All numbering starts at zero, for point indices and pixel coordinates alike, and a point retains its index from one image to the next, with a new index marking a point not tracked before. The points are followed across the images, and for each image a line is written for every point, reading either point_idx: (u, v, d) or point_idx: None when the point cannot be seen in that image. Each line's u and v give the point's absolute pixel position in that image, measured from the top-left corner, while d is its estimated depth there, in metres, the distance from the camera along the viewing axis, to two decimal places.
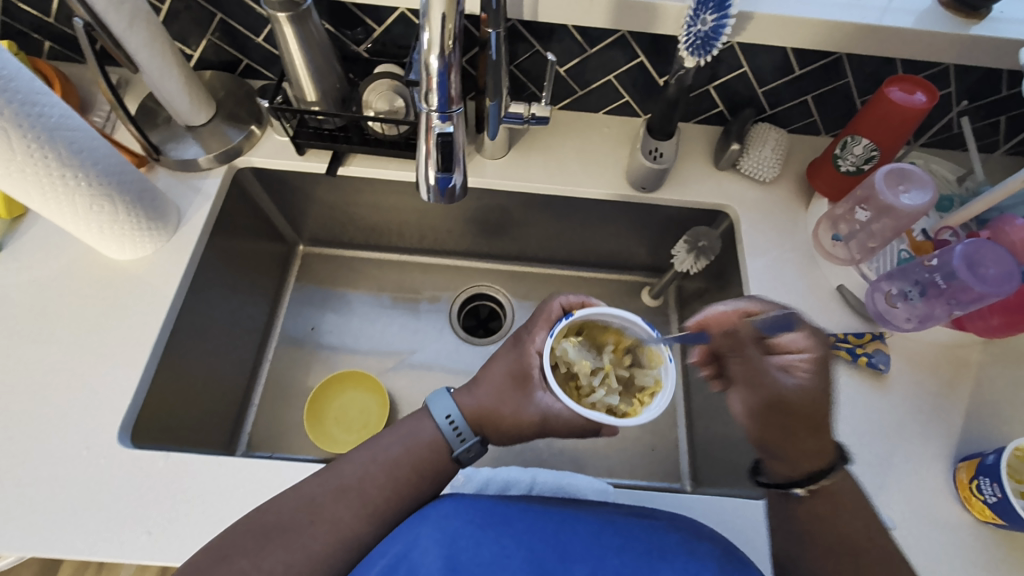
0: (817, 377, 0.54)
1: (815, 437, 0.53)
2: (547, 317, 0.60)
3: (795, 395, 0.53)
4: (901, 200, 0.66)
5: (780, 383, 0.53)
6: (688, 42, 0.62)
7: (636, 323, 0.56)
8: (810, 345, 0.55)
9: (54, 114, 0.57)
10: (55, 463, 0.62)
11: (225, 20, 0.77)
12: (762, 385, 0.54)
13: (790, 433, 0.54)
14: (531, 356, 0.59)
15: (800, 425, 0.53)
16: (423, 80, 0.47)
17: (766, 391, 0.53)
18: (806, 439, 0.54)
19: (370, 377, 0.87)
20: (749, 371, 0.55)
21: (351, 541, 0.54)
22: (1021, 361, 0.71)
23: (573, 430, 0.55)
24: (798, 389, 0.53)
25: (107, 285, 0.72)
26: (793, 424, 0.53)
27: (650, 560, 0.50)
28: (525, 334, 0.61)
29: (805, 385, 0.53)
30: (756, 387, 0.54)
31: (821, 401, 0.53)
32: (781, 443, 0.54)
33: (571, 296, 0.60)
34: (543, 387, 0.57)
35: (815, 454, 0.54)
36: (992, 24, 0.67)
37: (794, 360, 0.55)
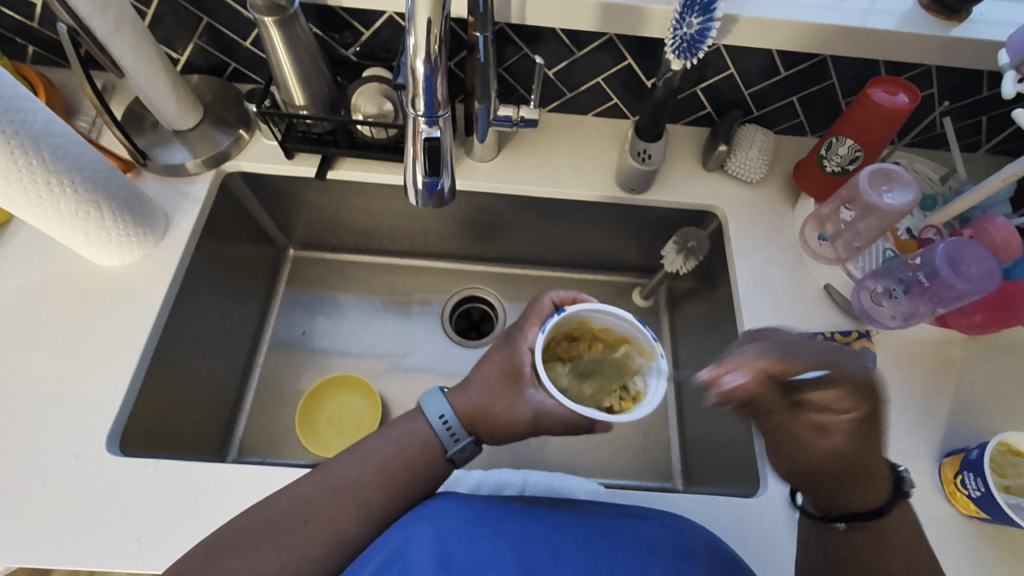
0: (852, 433, 0.55)
1: (860, 487, 0.55)
2: (539, 313, 0.60)
3: (834, 454, 0.55)
4: (885, 199, 0.67)
5: (816, 443, 0.56)
6: (674, 45, 0.62)
7: (627, 320, 0.55)
8: (852, 405, 0.56)
9: (38, 120, 0.57)
10: (42, 472, 0.61)
11: (212, 24, 0.76)
12: (798, 444, 0.57)
13: (835, 483, 0.56)
14: (523, 352, 0.58)
15: (844, 478, 0.55)
16: (410, 85, 0.47)
17: (804, 452, 0.57)
18: (848, 487, 0.55)
19: (362, 382, 0.86)
20: (784, 430, 0.58)
21: (346, 543, 0.54)
22: (1004, 358, 0.72)
23: (566, 425, 0.56)
24: (837, 449, 0.55)
25: (94, 292, 0.71)
26: (836, 478, 0.55)
27: (642, 559, 0.50)
28: (517, 330, 0.61)
29: (843, 445, 0.55)
30: (793, 446, 0.58)
31: (863, 455, 0.55)
32: (827, 492, 0.56)
33: (562, 291, 0.60)
34: (535, 385, 0.57)
35: (858, 499, 0.55)
36: (972, 26, 0.69)
37: (833, 418, 0.56)
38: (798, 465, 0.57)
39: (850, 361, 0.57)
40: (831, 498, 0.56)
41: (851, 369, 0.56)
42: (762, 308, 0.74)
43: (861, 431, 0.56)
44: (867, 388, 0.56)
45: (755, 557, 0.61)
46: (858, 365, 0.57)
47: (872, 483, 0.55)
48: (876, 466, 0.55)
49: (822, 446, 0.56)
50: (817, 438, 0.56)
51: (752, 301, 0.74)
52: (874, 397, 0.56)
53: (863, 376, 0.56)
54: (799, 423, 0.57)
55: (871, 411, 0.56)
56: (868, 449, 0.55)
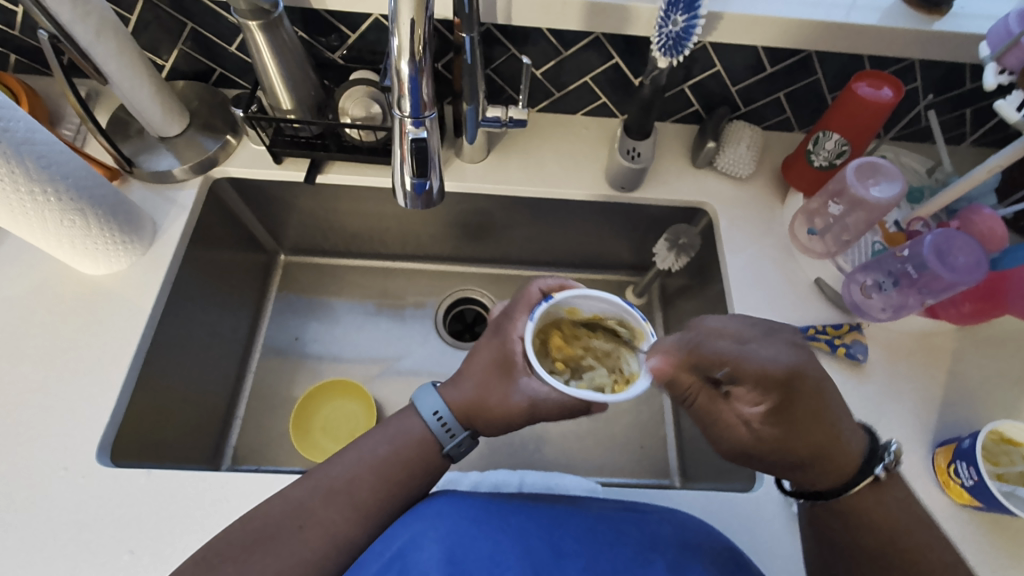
0: (778, 424, 0.51)
1: (819, 471, 0.53)
2: (527, 302, 0.59)
3: (755, 441, 0.52)
4: (872, 192, 0.67)
5: (740, 434, 0.53)
6: (659, 44, 0.63)
7: (613, 303, 0.55)
8: (761, 399, 0.50)
9: (20, 129, 0.56)
10: (30, 485, 0.60)
11: (197, 29, 0.76)
12: (722, 428, 0.54)
13: (790, 468, 0.53)
14: (514, 342, 0.58)
15: (797, 463, 0.53)
16: (396, 86, 0.47)
17: (726, 436, 0.54)
18: (807, 472, 0.53)
19: (358, 387, 0.86)
20: (708, 420, 0.54)
21: (343, 546, 0.54)
22: (993, 347, 0.73)
23: (563, 411, 0.56)
24: (757, 437, 0.52)
25: (81, 301, 0.71)
26: (782, 464, 0.53)
27: (644, 553, 0.51)
28: (506, 320, 0.60)
29: (766, 434, 0.51)
30: (721, 433, 0.54)
31: (790, 445, 0.51)
32: (783, 472, 0.54)
33: (548, 279, 0.59)
34: (528, 373, 0.57)
35: (821, 481, 0.53)
36: (953, 20, 0.69)
37: (748, 409, 0.52)
38: (730, 448, 0.54)
39: (755, 353, 0.48)
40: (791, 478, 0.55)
41: (751, 366, 0.48)
42: (754, 302, 0.74)
43: (790, 423, 0.50)
44: (779, 383, 0.48)
45: (753, 550, 0.61)
46: (761, 359, 0.48)
47: (831, 470, 0.53)
48: (842, 451, 0.52)
49: (745, 433, 0.53)
50: (740, 425, 0.53)
51: (743, 295, 0.75)
52: (793, 393, 0.49)
53: (778, 372, 0.48)
54: (727, 410, 0.53)
55: (783, 406, 0.49)
56: (802, 438, 0.51)
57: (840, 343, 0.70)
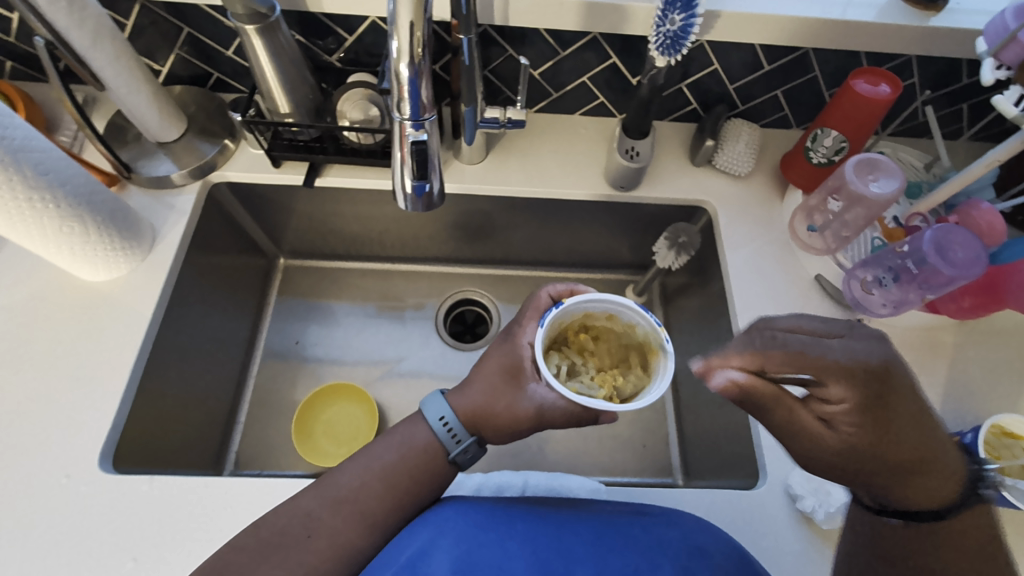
0: (865, 425, 0.49)
1: (918, 481, 0.50)
2: (537, 307, 0.60)
3: (844, 447, 0.51)
4: (871, 188, 0.67)
5: (824, 438, 0.51)
6: (657, 42, 0.62)
7: (628, 307, 0.54)
8: (848, 397, 0.49)
9: (18, 136, 0.56)
10: (33, 493, 0.60)
11: (193, 34, 0.76)
12: (806, 438, 0.52)
13: (899, 479, 0.50)
14: (523, 347, 0.59)
15: (892, 474, 0.50)
16: (395, 89, 0.47)
17: (811, 448, 0.52)
18: (919, 482, 0.50)
19: (364, 392, 0.85)
20: (788, 428, 0.52)
21: (348, 550, 0.54)
22: (993, 341, 0.73)
23: (569, 419, 0.56)
24: (847, 442, 0.50)
25: (81, 308, 0.70)
26: (884, 475, 0.50)
27: (651, 558, 0.50)
28: (516, 326, 0.62)
29: (853, 436, 0.50)
30: (801, 441, 0.52)
31: (884, 450, 0.49)
32: (876, 487, 0.52)
33: (558, 285, 0.60)
34: (537, 379, 0.58)
35: (931, 495, 0.50)
36: (948, 15, 0.69)
37: (831, 408, 0.51)
38: (814, 458, 0.52)
39: (838, 350, 0.49)
40: (885, 492, 0.52)
41: (833, 360, 0.48)
42: (755, 301, 0.74)
43: (881, 423, 0.49)
44: (871, 376, 0.48)
45: (759, 546, 0.61)
46: (842, 353, 0.48)
47: (938, 478, 0.50)
48: (940, 463, 0.50)
49: (832, 438, 0.51)
50: (826, 430, 0.51)
51: (744, 293, 0.75)
52: (885, 388, 0.48)
53: (870, 364, 0.48)
54: (807, 415, 0.52)
55: (873, 403, 0.49)
56: (896, 441, 0.49)
57: None
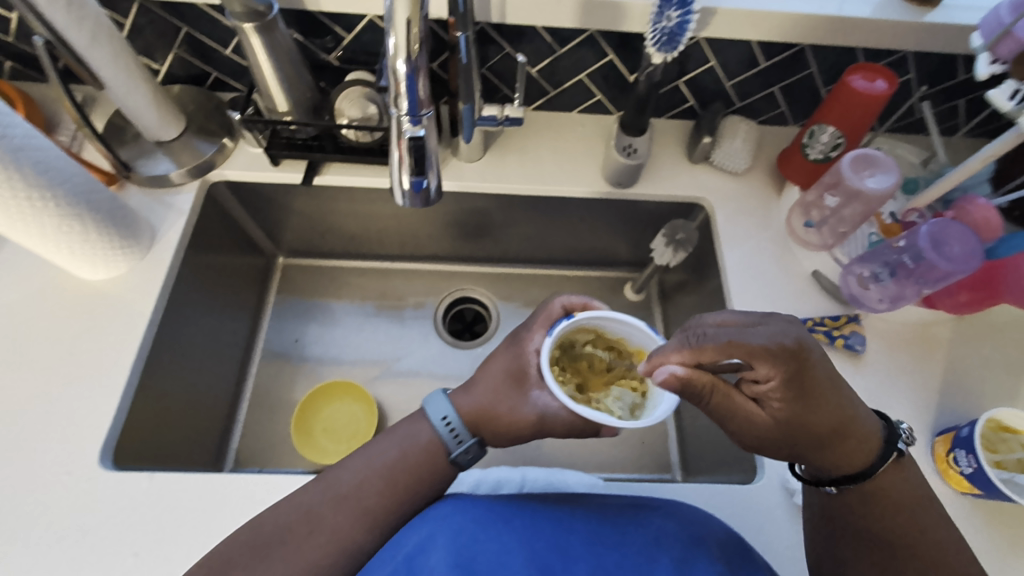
0: (790, 401, 0.50)
1: (838, 449, 0.52)
2: (547, 317, 0.61)
3: (774, 422, 0.52)
4: (867, 183, 0.68)
5: (755, 415, 0.53)
6: (654, 39, 0.63)
7: (641, 329, 0.56)
8: (770, 374, 0.48)
9: (17, 134, 0.57)
10: (34, 490, 0.61)
11: (191, 33, 0.76)
12: (742, 418, 0.53)
13: (823, 447, 0.52)
14: (530, 355, 0.60)
15: (819, 442, 0.52)
16: (392, 85, 0.47)
17: (748, 427, 0.53)
18: (842, 448, 0.52)
19: (363, 390, 0.86)
20: (724, 410, 0.53)
21: (348, 545, 0.54)
22: (990, 336, 0.73)
23: (572, 429, 0.59)
24: (776, 417, 0.52)
25: (80, 306, 0.71)
26: (807, 445, 0.52)
27: (649, 549, 0.51)
28: (523, 332, 0.62)
29: (779, 411, 0.51)
30: (738, 421, 0.53)
31: (809, 418, 0.51)
32: (810, 458, 0.53)
33: (573, 297, 0.61)
34: (541, 387, 0.59)
35: (849, 458, 0.52)
36: (944, 11, 0.70)
37: (761, 388, 0.51)
38: (753, 437, 0.54)
39: (757, 334, 0.48)
40: (817, 461, 0.53)
41: (757, 344, 0.47)
42: (753, 297, 0.75)
43: (804, 395, 0.50)
44: (790, 355, 0.48)
45: (757, 540, 0.62)
46: (765, 337, 0.47)
47: (855, 444, 0.52)
48: (860, 427, 0.52)
49: (762, 415, 0.52)
50: (758, 408, 0.53)
51: (741, 289, 0.75)
52: (802, 365, 0.48)
53: (786, 344, 0.48)
54: (740, 395, 0.53)
55: (795, 379, 0.49)
56: (817, 411, 0.50)
57: (839, 335, 0.70)
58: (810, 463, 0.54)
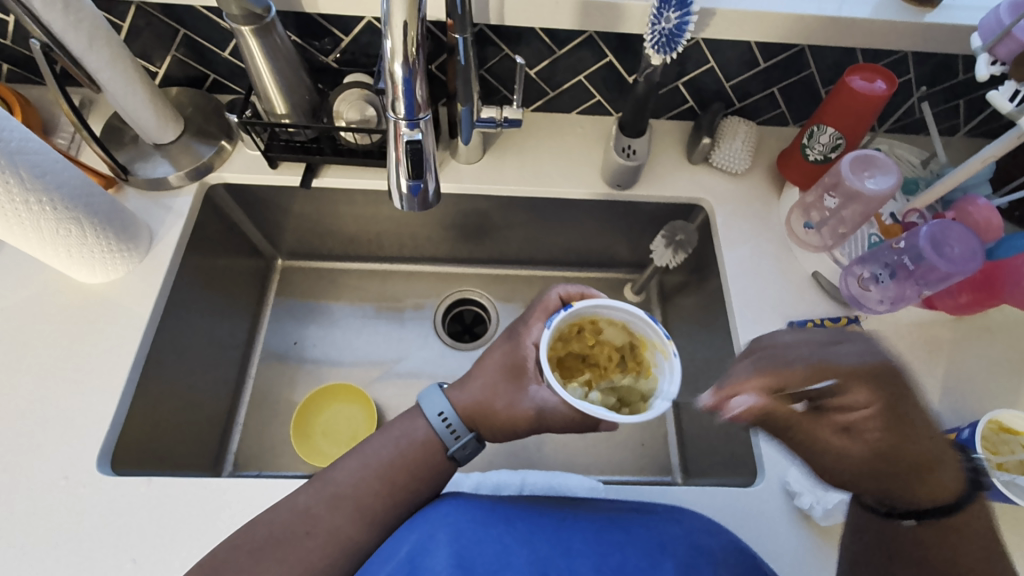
0: (884, 429, 0.50)
1: (931, 479, 0.49)
2: (544, 307, 0.60)
3: (869, 452, 0.51)
4: (867, 184, 0.67)
5: (845, 448, 0.52)
6: (653, 40, 0.62)
7: (638, 316, 0.54)
8: (868, 400, 0.50)
9: (14, 138, 0.56)
10: (32, 495, 0.60)
11: (189, 35, 0.76)
12: (831, 449, 0.52)
13: (916, 479, 0.50)
14: (528, 348, 0.60)
15: (908, 473, 0.50)
16: (389, 88, 0.47)
17: (835, 458, 0.52)
18: (933, 479, 0.49)
19: (347, 386, 0.86)
20: (811, 443, 0.53)
21: (346, 548, 0.54)
22: (990, 337, 0.73)
23: (570, 423, 0.56)
24: (870, 447, 0.50)
25: (78, 310, 0.70)
26: (903, 477, 0.50)
27: (652, 553, 0.50)
28: (522, 325, 0.62)
29: (874, 441, 0.50)
30: (826, 455, 0.53)
31: (905, 448, 0.49)
32: (896, 492, 0.50)
33: (570, 287, 0.61)
34: (538, 381, 0.58)
35: (941, 491, 0.49)
36: (944, 12, 0.70)
37: (848, 418, 0.52)
38: (841, 471, 0.52)
39: (842, 354, 0.52)
40: (903, 496, 0.50)
41: (848, 363, 0.51)
42: (752, 298, 0.74)
43: (898, 422, 0.50)
44: (881, 375, 0.50)
45: (758, 543, 0.61)
46: (852, 358, 0.51)
47: (945, 473, 0.50)
48: (947, 459, 0.50)
49: (854, 448, 0.51)
50: (848, 441, 0.52)
51: (740, 290, 0.75)
52: (896, 389, 0.50)
53: (870, 364, 0.50)
54: (826, 428, 0.53)
55: (891, 404, 0.50)
56: (912, 438, 0.50)
57: None
58: (900, 500, 0.51)
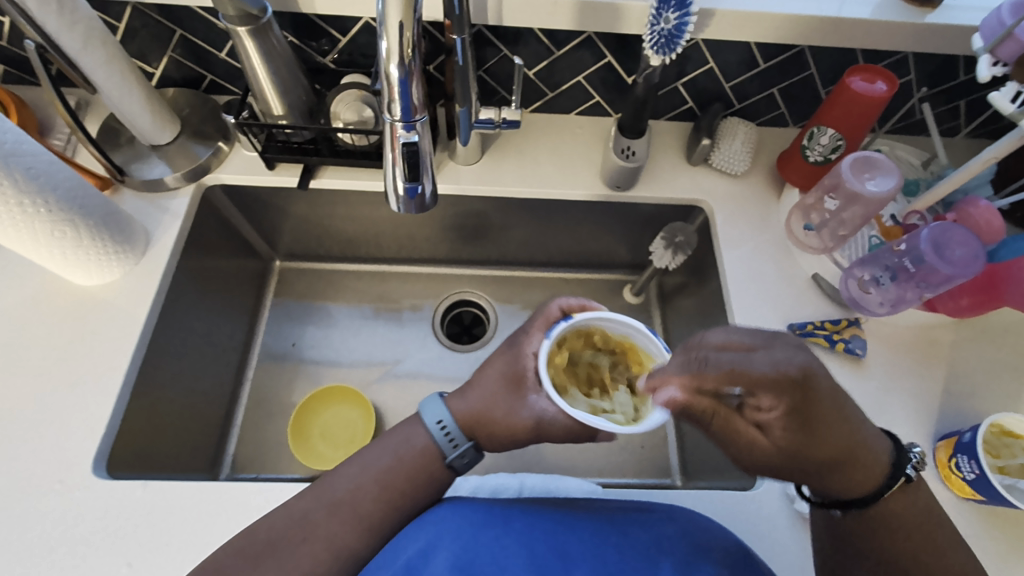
0: (794, 431, 0.49)
1: (845, 474, 0.52)
2: (545, 319, 0.59)
3: (777, 449, 0.50)
4: (867, 186, 0.67)
5: (757, 442, 0.51)
6: (652, 41, 0.62)
7: (638, 329, 0.55)
8: (775, 404, 0.47)
9: (8, 140, 0.56)
10: (26, 500, 0.60)
11: (186, 36, 0.75)
12: (742, 442, 0.51)
13: (827, 474, 0.52)
14: (527, 358, 0.59)
15: (823, 468, 0.51)
16: (385, 90, 0.46)
17: (750, 452, 0.52)
18: (846, 476, 0.52)
19: (324, 388, 0.85)
20: (725, 433, 0.52)
21: (341, 554, 0.54)
22: (992, 340, 0.73)
23: (568, 433, 0.56)
24: (780, 445, 0.50)
25: (74, 313, 0.70)
26: (817, 471, 0.51)
27: (649, 555, 0.50)
28: (522, 334, 0.62)
29: (783, 441, 0.50)
30: (739, 445, 0.52)
31: (812, 448, 0.50)
32: (814, 483, 0.53)
33: (571, 299, 0.59)
34: (538, 391, 0.58)
35: (857, 484, 0.52)
36: (945, 12, 0.69)
37: (763, 416, 0.49)
38: (753, 461, 0.52)
39: (762, 361, 0.46)
40: (822, 486, 0.53)
41: (758, 373, 0.45)
42: (752, 300, 0.74)
43: (808, 426, 0.48)
44: (795, 384, 0.46)
45: (758, 547, 0.61)
46: (768, 365, 0.46)
47: (860, 471, 0.52)
48: (865, 452, 0.51)
49: (763, 442, 0.51)
50: (759, 435, 0.51)
51: (740, 293, 0.74)
52: (808, 394, 0.47)
53: (790, 374, 0.46)
54: (742, 421, 0.51)
55: (799, 408, 0.47)
56: (821, 441, 0.49)
57: (839, 339, 0.70)
58: (817, 487, 0.54)
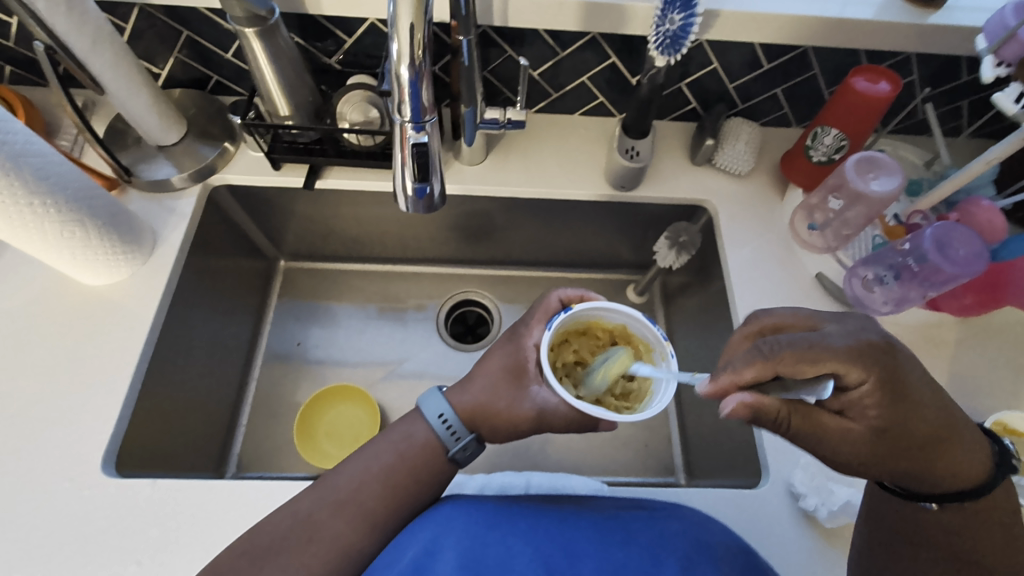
0: (884, 407, 0.48)
1: (947, 455, 0.50)
2: (545, 310, 0.61)
3: (871, 434, 0.49)
4: (872, 186, 0.68)
5: (844, 430, 0.50)
6: (657, 41, 0.62)
7: (637, 318, 0.56)
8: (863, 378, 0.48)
9: (19, 140, 0.56)
10: (35, 500, 0.60)
11: (192, 37, 0.76)
12: (830, 436, 0.50)
13: (930, 458, 0.49)
14: (529, 349, 0.60)
15: (924, 450, 0.49)
16: (395, 91, 0.47)
17: (841, 444, 0.50)
18: (948, 458, 0.50)
19: (328, 388, 0.85)
20: (810, 430, 0.50)
21: (348, 552, 0.54)
22: (994, 338, 0.73)
23: (570, 423, 0.57)
24: (870, 429, 0.49)
25: (83, 312, 0.70)
26: (920, 455, 0.49)
27: (654, 553, 0.50)
28: (522, 326, 0.62)
29: (874, 423, 0.49)
30: (827, 440, 0.50)
31: (910, 424, 0.49)
32: (919, 475, 0.50)
33: (569, 290, 0.62)
34: (539, 382, 0.59)
35: (963, 468, 0.50)
36: (948, 13, 0.69)
37: (848, 398, 0.49)
38: (848, 455, 0.50)
39: (832, 337, 0.49)
40: (926, 477, 0.50)
41: (839, 346, 0.48)
42: (755, 300, 0.74)
43: (899, 400, 0.48)
44: (877, 353, 0.48)
45: (763, 544, 0.61)
46: (843, 338, 0.48)
47: (965, 450, 0.50)
48: (962, 427, 0.50)
49: (853, 430, 0.50)
50: (847, 422, 0.50)
51: (743, 293, 0.75)
52: (892, 363, 0.48)
53: (865, 342, 0.48)
54: (825, 411, 0.50)
55: (887, 379, 0.48)
56: (916, 416, 0.49)
57: None
58: (915, 483, 0.51)
